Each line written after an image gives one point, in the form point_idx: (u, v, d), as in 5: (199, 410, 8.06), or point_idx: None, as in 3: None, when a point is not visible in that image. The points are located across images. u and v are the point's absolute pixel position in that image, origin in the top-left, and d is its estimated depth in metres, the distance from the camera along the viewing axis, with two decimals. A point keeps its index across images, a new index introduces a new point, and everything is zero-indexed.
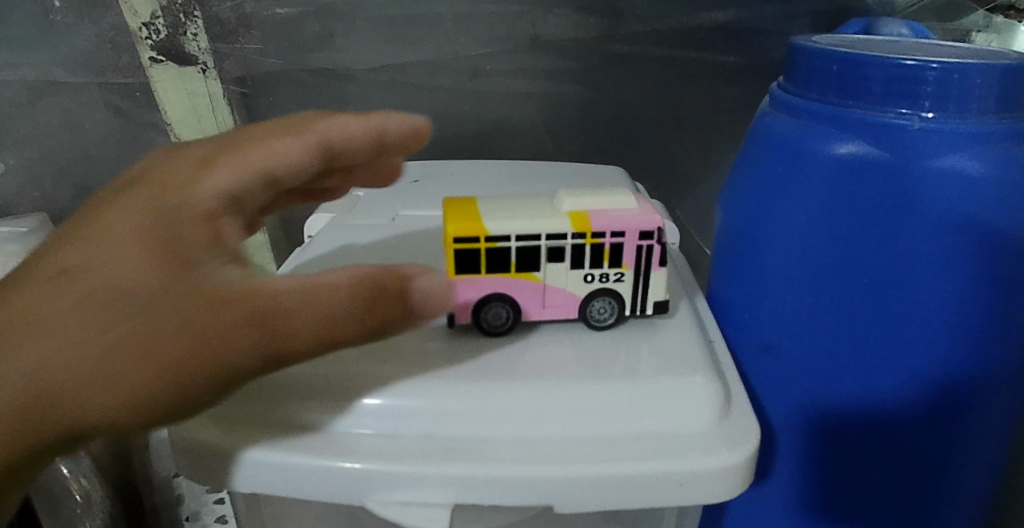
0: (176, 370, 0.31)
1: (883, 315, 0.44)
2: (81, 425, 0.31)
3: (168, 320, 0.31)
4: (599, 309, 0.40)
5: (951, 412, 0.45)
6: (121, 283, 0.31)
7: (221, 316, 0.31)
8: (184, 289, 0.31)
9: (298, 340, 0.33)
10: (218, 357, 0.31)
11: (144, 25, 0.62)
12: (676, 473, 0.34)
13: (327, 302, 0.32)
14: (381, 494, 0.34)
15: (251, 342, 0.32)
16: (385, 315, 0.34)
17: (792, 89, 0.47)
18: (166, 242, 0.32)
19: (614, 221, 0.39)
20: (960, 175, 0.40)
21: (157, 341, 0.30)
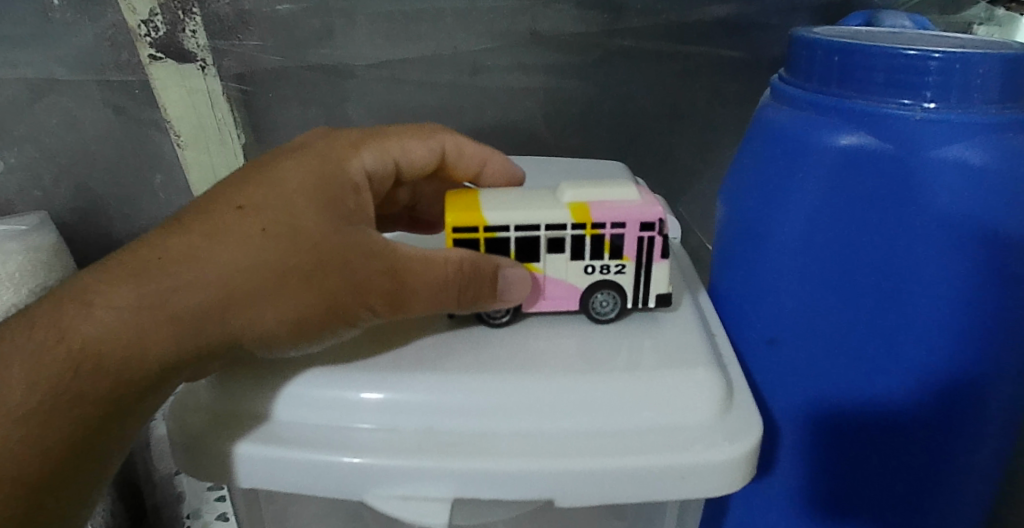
0: (318, 311, 0.35)
1: (886, 307, 0.43)
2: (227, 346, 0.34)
3: (325, 265, 0.35)
4: (600, 301, 0.40)
5: (955, 406, 0.45)
6: (282, 224, 0.35)
7: (371, 269, 0.35)
8: (334, 239, 0.35)
9: (427, 306, 0.37)
10: (352, 308, 0.36)
11: (142, 22, 0.60)
12: (678, 466, 0.33)
13: (452, 265, 0.36)
14: (380, 489, 0.34)
15: (384, 301, 0.36)
16: (483, 287, 0.37)
17: (793, 81, 0.47)
18: (328, 195, 0.37)
19: (615, 212, 0.38)
20: (963, 166, 0.40)
21: (309, 282, 0.34)
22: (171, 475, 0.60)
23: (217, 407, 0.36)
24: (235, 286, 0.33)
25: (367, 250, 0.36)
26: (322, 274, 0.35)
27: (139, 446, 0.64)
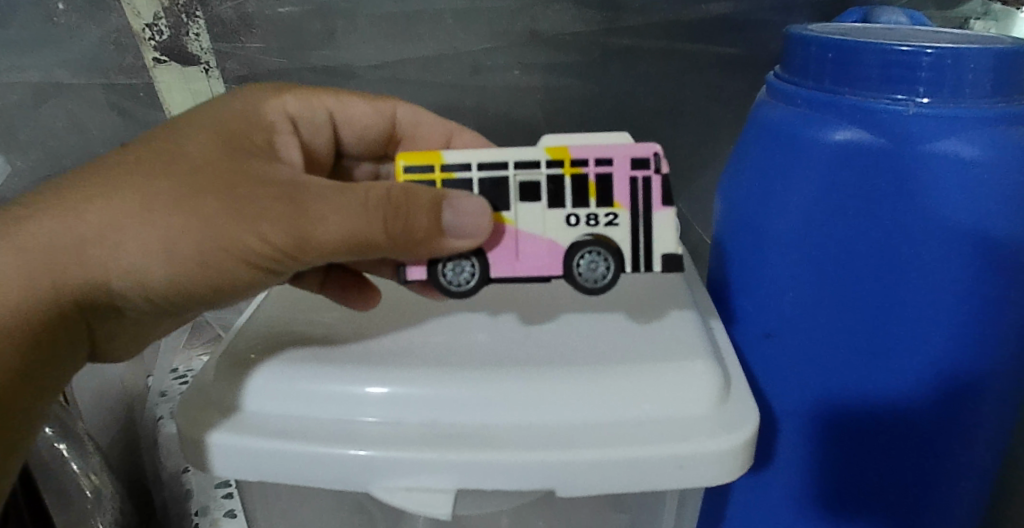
0: (200, 240, 0.35)
1: (882, 299, 0.44)
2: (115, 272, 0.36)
3: (207, 191, 0.35)
4: (584, 266, 0.36)
5: (952, 396, 0.46)
6: (180, 158, 0.37)
7: (257, 195, 0.35)
8: (227, 173, 0.36)
9: (328, 239, 0.34)
10: (231, 236, 0.34)
11: (147, 26, 0.63)
12: (678, 454, 0.34)
13: (357, 194, 0.34)
14: (386, 480, 0.34)
15: (269, 228, 0.34)
16: (413, 212, 0.33)
17: (788, 77, 0.47)
18: (230, 141, 0.40)
19: (596, 149, 0.35)
20: (957, 159, 0.40)
21: (186, 208, 0.35)
22: (179, 473, 0.61)
23: (227, 404, 0.37)
24: (116, 208, 0.35)
25: (263, 182, 0.36)
26: (209, 199, 0.35)
27: (147, 444, 0.65)
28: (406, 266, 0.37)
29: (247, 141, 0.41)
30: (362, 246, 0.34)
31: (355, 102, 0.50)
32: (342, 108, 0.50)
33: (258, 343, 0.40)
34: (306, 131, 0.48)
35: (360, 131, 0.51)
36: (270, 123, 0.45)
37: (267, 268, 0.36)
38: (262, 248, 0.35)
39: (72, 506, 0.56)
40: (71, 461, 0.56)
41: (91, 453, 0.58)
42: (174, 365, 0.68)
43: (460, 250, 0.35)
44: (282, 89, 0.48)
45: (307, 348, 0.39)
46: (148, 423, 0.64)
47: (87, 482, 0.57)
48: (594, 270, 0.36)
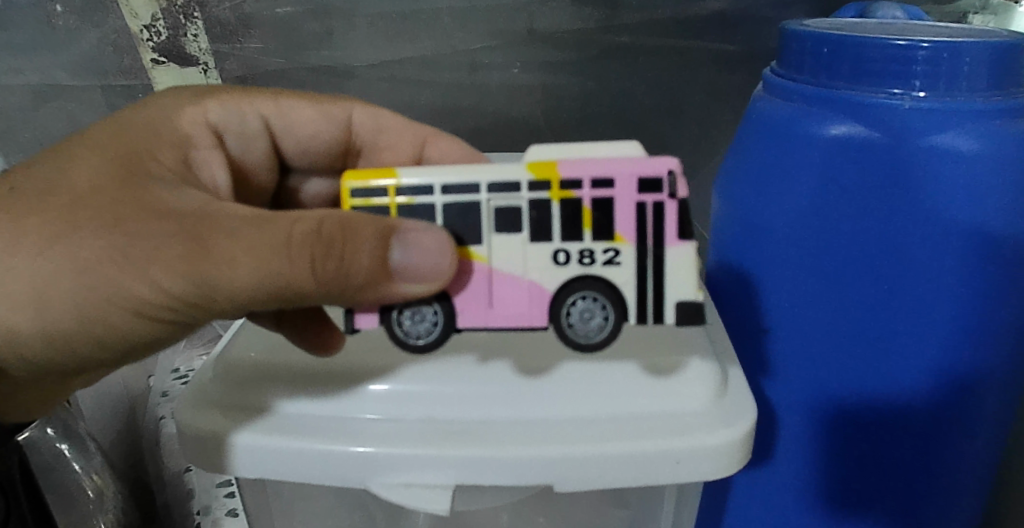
0: (105, 275, 0.33)
1: (879, 293, 0.44)
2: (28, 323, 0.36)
3: (106, 235, 0.33)
4: (576, 315, 0.33)
5: (951, 390, 0.46)
6: (84, 194, 0.36)
7: (156, 236, 0.33)
8: (124, 209, 0.34)
9: (236, 285, 0.32)
10: (132, 284, 0.33)
11: (145, 27, 0.63)
12: (675, 449, 0.34)
13: (273, 235, 0.31)
14: (386, 477, 0.34)
15: (169, 276, 0.32)
16: (346, 252, 0.31)
17: (785, 73, 0.47)
18: (130, 166, 0.37)
19: (594, 169, 0.31)
20: (954, 152, 0.40)
21: (87, 252, 0.34)
22: (181, 473, 0.61)
23: (228, 402, 0.37)
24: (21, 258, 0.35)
25: (164, 219, 0.33)
26: (109, 242, 0.33)
27: (149, 444, 0.65)
28: (355, 312, 0.33)
29: (154, 159, 0.39)
30: (281, 291, 0.32)
31: (294, 107, 0.49)
32: (280, 112, 0.49)
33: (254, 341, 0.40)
34: (237, 142, 0.47)
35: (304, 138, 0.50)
36: (187, 134, 0.43)
37: (180, 310, 0.34)
38: (165, 295, 0.33)
39: (75, 504, 0.56)
40: (73, 462, 0.57)
41: (93, 453, 0.58)
42: (176, 365, 0.68)
43: (414, 294, 0.32)
44: (206, 95, 0.46)
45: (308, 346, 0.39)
46: (150, 423, 0.64)
47: (89, 482, 0.57)
48: (586, 323, 0.33)
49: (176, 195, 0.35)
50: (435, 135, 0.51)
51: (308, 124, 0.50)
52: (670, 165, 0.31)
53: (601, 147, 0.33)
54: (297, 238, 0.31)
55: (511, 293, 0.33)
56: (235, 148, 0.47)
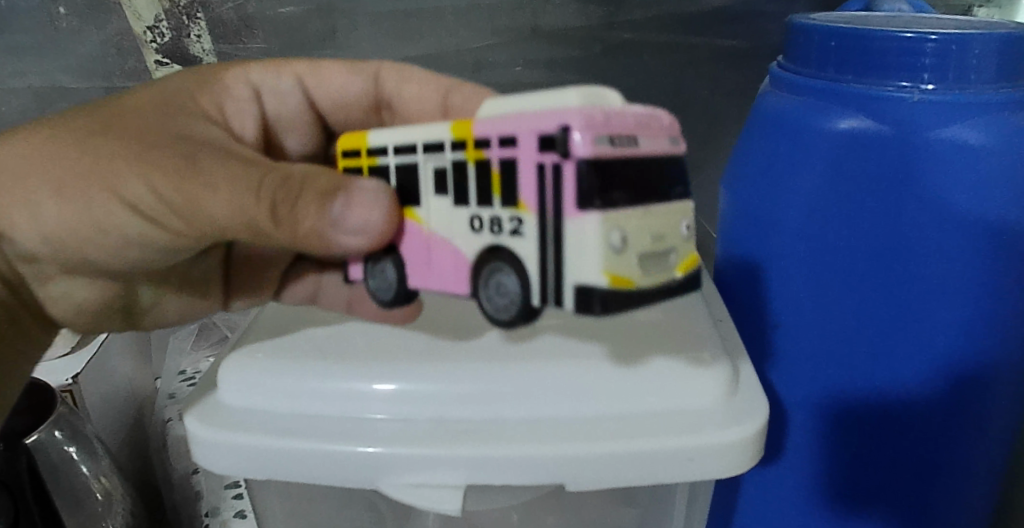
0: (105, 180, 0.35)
1: (887, 288, 0.44)
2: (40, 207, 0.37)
3: (116, 144, 0.36)
4: (491, 291, 0.30)
5: (961, 385, 0.45)
6: (119, 110, 0.38)
7: (163, 150, 0.35)
8: (139, 130, 0.36)
9: (203, 208, 0.33)
10: (129, 181, 0.35)
11: (148, 29, 0.63)
12: (687, 448, 0.34)
13: (252, 173, 0.33)
14: (396, 477, 0.34)
15: (162, 183, 0.34)
16: (298, 203, 0.32)
17: (791, 67, 0.47)
18: (170, 99, 0.41)
19: (504, 124, 0.28)
20: (962, 146, 0.40)
21: (103, 154, 0.36)
22: (189, 475, 0.61)
23: (237, 404, 0.37)
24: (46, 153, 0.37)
25: (180, 143, 0.36)
26: (122, 146, 0.36)
27: (156, 446, 0.65)
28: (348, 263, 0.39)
29: (184, 97, 0.42)
30: (239, 224, 0.33)
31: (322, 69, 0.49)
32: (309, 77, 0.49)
33: (274, 325, 0.42)
34: (272, 102, 0.49)
35: (335, 93, 0.50)
36: (221, 80, 0.46)
37: (176, 229, 0.36)
38: (150, 203, 0.35)
39: (84, 508, 0.57)
40: (80, 464, 0.56)
41: (101, 455, 0.58)
42: (182, 367, 0.68)
43: (352, 248, 0.33)
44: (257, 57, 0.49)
45: (316, 347, 0.38)
46: (157, 425, 0.64)
47: (97, 484, 0.57)
48: (499, 297, 0.30)
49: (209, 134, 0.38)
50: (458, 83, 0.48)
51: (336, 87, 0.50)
52: (573, 118, 0.25)
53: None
54: (267, 180, 0.33)
55: (443, 256, 0.32)
56: (270, 108, 0.49)
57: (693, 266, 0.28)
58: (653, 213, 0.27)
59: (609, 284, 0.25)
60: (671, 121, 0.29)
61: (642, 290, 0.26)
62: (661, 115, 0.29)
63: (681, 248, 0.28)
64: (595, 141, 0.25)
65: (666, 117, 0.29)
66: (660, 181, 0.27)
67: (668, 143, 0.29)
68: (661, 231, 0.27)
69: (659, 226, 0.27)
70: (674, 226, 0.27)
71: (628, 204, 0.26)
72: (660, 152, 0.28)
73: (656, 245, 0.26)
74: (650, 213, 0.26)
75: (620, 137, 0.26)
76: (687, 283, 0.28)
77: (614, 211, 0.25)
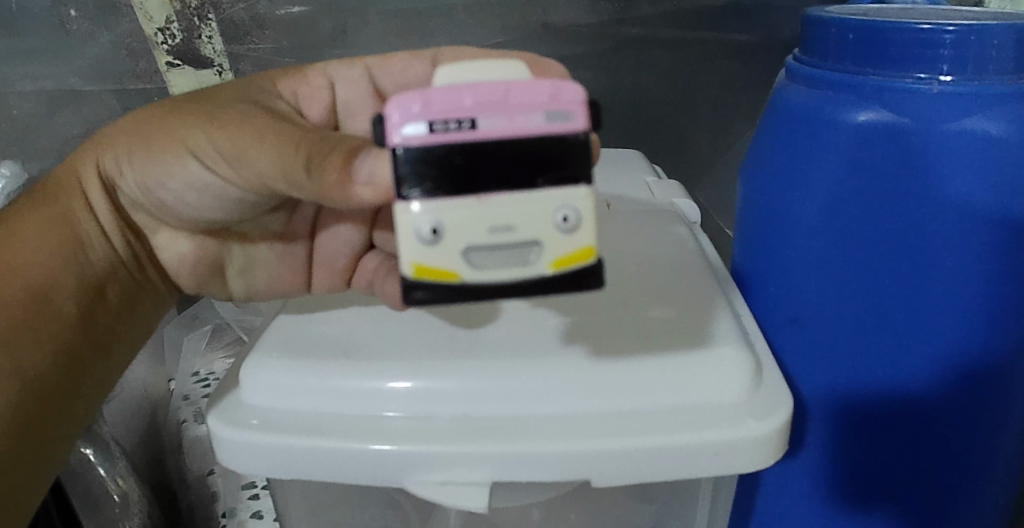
0: (179, 133, 0.38)
1: (906, 282, 0.44)
2: (137, 156, 0.41)
3: (191, 107, 0.38)
4: None
5: (981, 377, 0.45)
6: (205, 89, 0.41)
7: (228, 109, 0.36)
8: (209, 98, 0.38)
9: (252, 158, 0.34)
10: (196, 135, 0.37)
11: (159, 30, 0.63)
12: (712, 443, 0.34)
13: (294, 136, 0.32)
14: (421, 475, 0.34)
15: (222, 137, 0.35)
16: (325, 162, 0.30)
17: (808, 60, 0.47)
18: (250, 81, 0.42)
19: None
20: (981, 137, 0.40)
21: (174, 117, 0.39)
22: (205, 476, 0.61)
23: (259, 403, 0.37)
24: (150, 111, 0.41)
25: (245, 106, 0.37)
26: (196, 104, 0.38)
27: (171, 448, 0.65)
28: None
29: (262, 85, 0.42)
30: (275, 176, 0.33)
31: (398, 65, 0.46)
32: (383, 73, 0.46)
33: (310, 306, 0.43)
34: (345, 96, 0.46)
35: None
36: (301, 71, 0.45)
37: (233, 184, 0.38)
38: (214, 154, 0.36)
39: (99, 508, 0.57)
40: (97, 466, 0.56)
41: (117, 457, 0.58)
42: (195, 368, 0.67)
43: (366, 203, 0.30)
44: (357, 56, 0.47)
45: (338, 345, 0.38)
46: (173, 426, 0.64)
47: (115, 486, 0.57)
48: None
49: (285, 114, 0.39)
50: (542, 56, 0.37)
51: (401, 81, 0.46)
52: (390, 105, 0.24)
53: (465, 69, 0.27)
54: (303, 142, 0.32)
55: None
56: (341, 99, 0.46)
57: (574, 261, 0.25)
58: (488, 204, 0.24)
59: (415, 275, 0.25)
60: (564, 92, 0.25)
61: (468, 284, 0.25)
62: (545, 87, 0.24)
63: (554, 243, 0.25)
64: (406, 130, 0.24)
65: (554, 90, 0.24)
66: (515, 166, 0.24)
67: (550, 121, 0.24)
68: (504, 223, 0.24)
69: (501, 218, 0.24)
70: (537, 219, 0.24)
71: (451, 194, 0.24)
72: (521, 132, 0.24)
73: (494, 238, 0.24)
74: (486, 205, 0.24)
75: (444, 122, 0.24)
76: (567, 279, 0.25)
77: (418, 202, 0.24)
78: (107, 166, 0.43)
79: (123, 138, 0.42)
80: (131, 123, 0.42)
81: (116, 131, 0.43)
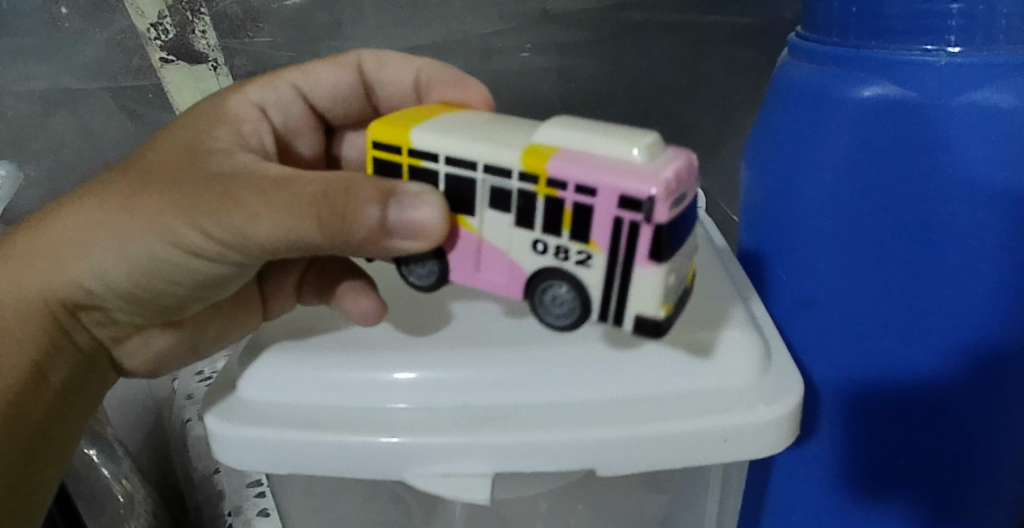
0: (157, 231, 0.35)
1: (918, 260, 0.42)
2: (102, 266, 0.37)
3: (158, 197, 0.35)
4: (561, 297, 0.31)
5: (997, 357, 0.44)
6: (145, 160, 0.38)
7: (200, 193, 0.33)
8: (171, 181, 0.35)
9: (261, 237, 0.32)
10: (180, 231, 0.34)
11: (151, 26, 0.62)
12: (721, 428, 0.33)
13: (299, 186, 0.31)
14: (421, 467, 0.33)
15: (212, 227, 0.33)
16: (351, 220, 0.30)
17: (811, 36, 0.46)
18: (192, 140, 0.39)
19: (593, 169, 0.28)
20: (991, 109, 0.39)
21: (143, 214, 0.35)
22: (211, 474, 0.61)
23: (256, 398, 0.36)
24: (92, 200, 0.37)
25: (218, 171, 0.35)
26: (159, 186, 0.35)
27: (177, 448, 0.65)
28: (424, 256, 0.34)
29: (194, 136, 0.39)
30: (297, 242, 0.32)
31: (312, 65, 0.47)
32: (310, 77, 0.46)
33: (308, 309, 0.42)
34: (280, 119, 0.46)
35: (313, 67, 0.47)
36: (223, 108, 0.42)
37: (232, 258, 0.35)
38: (212, 242, 0.34)
39: (104, 510, 0.56)
40: (101, 467, 0.56)
41: (121, 457, 0.58)
42: (199, 367, 0.67)
43: (413, 249, 0.32)
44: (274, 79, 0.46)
45: (335, 336, 0.37)
46: (178, 426, 0.64)
47: (119, 487, 0.57)
48: (555, 303, 0.32)
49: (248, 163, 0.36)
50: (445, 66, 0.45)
51: (325, 83, 0.47)
52: (653, 187, 0.27)
53: (610, 134, 0.29)
54: (318, 193, 0.31)
55: (494, 257, 0.32)
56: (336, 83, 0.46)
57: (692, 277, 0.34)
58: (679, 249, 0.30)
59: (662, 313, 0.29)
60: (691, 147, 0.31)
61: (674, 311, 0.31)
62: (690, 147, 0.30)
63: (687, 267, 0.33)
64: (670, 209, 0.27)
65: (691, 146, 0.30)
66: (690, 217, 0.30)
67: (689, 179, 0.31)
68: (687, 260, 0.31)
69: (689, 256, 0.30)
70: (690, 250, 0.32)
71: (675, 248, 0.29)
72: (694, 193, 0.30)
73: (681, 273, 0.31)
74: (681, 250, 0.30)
75: (679, 197, 0.28)
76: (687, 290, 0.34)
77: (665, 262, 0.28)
78: (57, 294, 0.39)
79: (67, 256, 0.38)
80: (66, 233, 0.38)
81: (47, 252, 0.38)
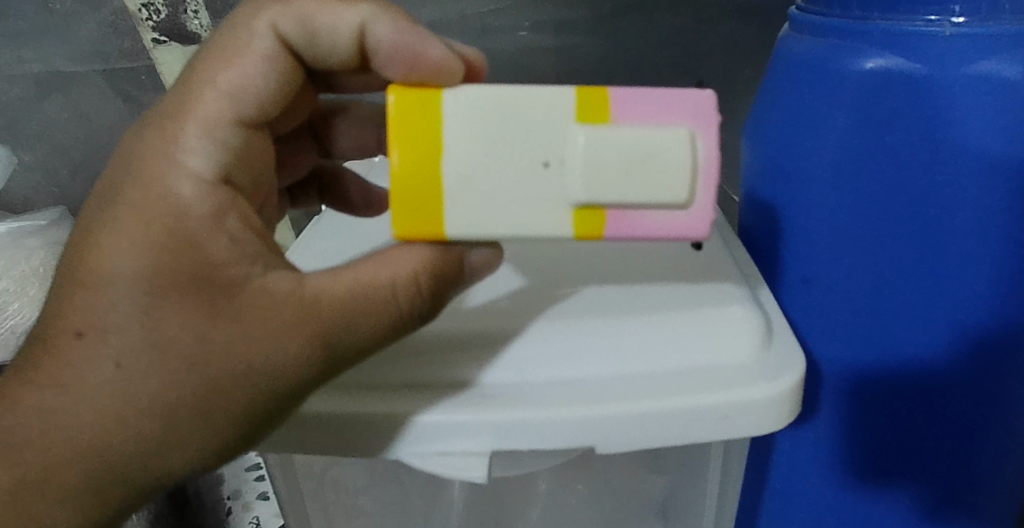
0: (246, 408, 0.30)
1: (921, 236, 0.42)
2: (170, 474, 0.31)
3: (243, 379, 0.30)
4: None
5: (1000, 334, 0.43)
6: (163, 337, 0.29)
7: (284, 355, 0.30)
8: (242, 358, 0.30)
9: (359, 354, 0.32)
10: (279, 393, 0.31)
11: (143, 5, 0.60)
12: (722, 404, 0.33)
13: (377, 284, 0.31)
14: (418, 446, 0.33)
15: (308, 374, 0.31)
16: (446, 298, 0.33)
17: (812, 8, 0.45)
18: (212, 289, 0.30)
19: (638, 226, 0.30)
20: (996, 80, 0.38)
21: (234, 395, 0.30)
22: None
23: None
24: (130, 407, 0.29)
25: (270, 303, 0.30)
26: (218, 368, 0.29)
27: None
28: None
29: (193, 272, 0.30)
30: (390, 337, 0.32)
31: (226, 70, 0.35)
32: (241, 89, 0.35)
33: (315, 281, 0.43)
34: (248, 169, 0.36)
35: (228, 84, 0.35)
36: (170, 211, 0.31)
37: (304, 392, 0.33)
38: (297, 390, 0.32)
39: None
40: None
41: None
42: None
43: None
44: (199, 129, 0.34)
45: None
46: None
47: None
48: None
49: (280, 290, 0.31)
50: (389, 11, 0.36)
51: (261, 87, 0.35)
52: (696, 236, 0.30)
53: (648, 176, 0.29)
54: (407, 284, 0.31)
55: None
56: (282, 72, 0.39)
57: None
58: None
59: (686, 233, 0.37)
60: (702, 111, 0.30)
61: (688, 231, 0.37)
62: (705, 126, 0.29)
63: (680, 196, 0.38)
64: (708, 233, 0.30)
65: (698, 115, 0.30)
66: None
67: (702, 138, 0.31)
68: None
69: None
70: None
71: None
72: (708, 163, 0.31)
73: None
74: None
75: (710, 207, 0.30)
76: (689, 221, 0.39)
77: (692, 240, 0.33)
78: (128, 475, 0.30)
79: (117, 481, 0.30)
80: (104, 459, 0.29)
81: (95, 475, 0.29)
